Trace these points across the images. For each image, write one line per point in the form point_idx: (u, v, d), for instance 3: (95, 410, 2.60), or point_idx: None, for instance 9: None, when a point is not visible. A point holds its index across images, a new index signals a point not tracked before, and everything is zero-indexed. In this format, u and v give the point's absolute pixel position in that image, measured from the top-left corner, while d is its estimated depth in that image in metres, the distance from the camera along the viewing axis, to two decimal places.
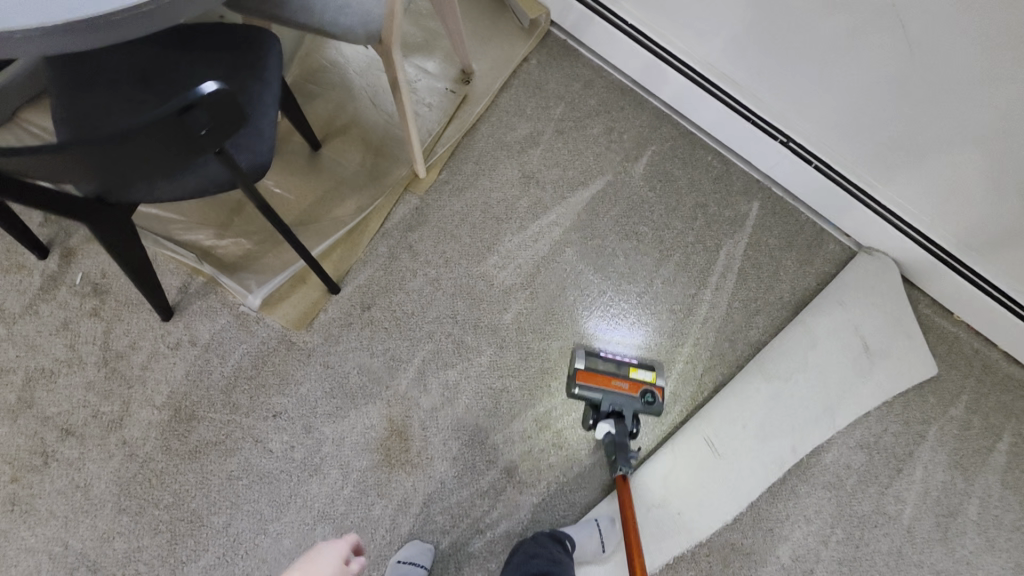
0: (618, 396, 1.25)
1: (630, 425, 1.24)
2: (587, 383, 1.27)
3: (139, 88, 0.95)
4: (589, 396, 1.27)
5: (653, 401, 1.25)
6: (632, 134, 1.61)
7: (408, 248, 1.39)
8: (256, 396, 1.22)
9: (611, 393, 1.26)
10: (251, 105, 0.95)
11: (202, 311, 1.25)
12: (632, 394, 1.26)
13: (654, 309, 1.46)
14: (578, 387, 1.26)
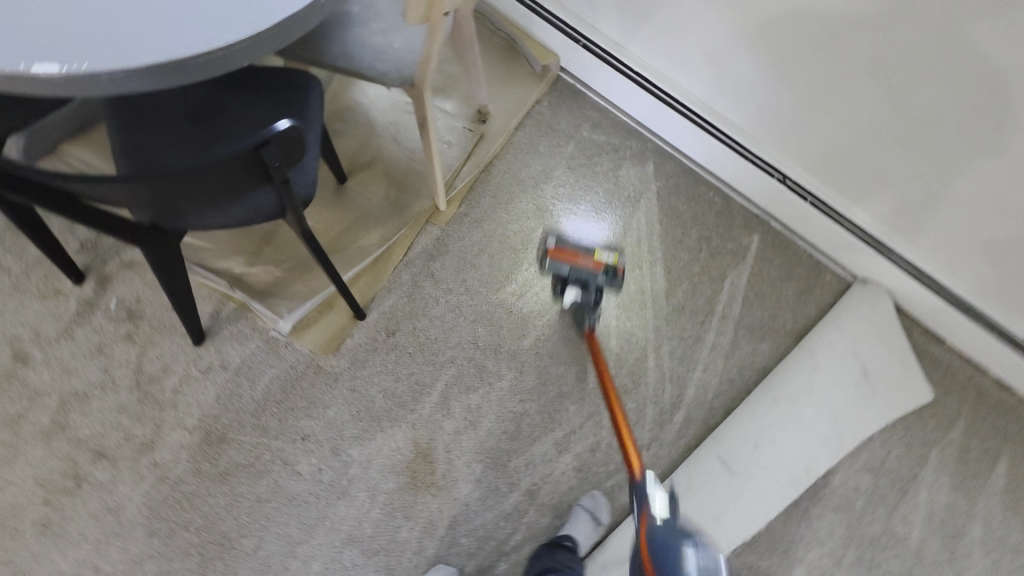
0: (582, 271, 1.28)
1: (594, 295, 1.30)
2: (555, 257, 1.29)
3: (193, 125, 1.02)
4: (556, 270, 1.29)
5: (615, 275, 1.27)
6: (637, 160, 1.72)
7: (430, 275, 1.45)
8: (285, 419, 1.24)
9: (575, 268, 1.29)
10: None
11: (232, 335, 1.29)
12: (597, 268, 1.28)
13: (665, 336, 1.52)
14: (547, 260, 1.30)
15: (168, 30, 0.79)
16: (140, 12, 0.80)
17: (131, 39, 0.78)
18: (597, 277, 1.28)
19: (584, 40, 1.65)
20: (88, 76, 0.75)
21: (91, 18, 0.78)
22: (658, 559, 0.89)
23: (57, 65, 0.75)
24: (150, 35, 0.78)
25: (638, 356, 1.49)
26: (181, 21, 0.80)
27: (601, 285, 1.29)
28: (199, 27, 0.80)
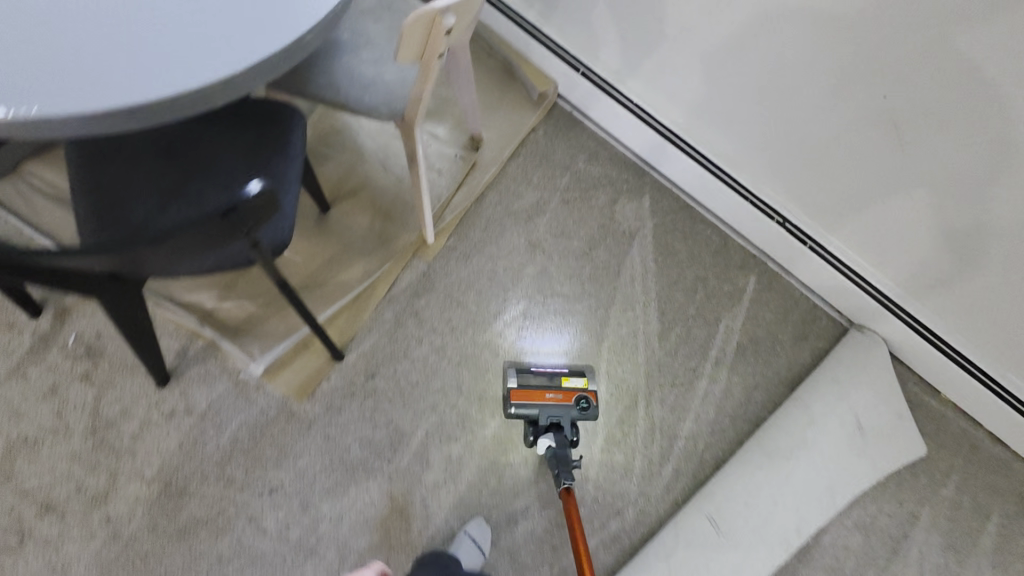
0: (554, 409, 1.24)
1: (570, 435, 1.22)
2: (522, 400, 1.24)
3: (162, 160, 0.95)
4: (527, 413, 1.24)
5: (588, 407, 1.24)
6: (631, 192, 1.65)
7: (414, 314, 1.38)
8: (253, 469, 1.17)
9: (545, 408, 1.23)
10: (276, 179, 0.95)
11: (199, 377, 1.21)
12: (567, 402, 1.24)
13: (657, 383, 1.46)
14: (513, 407, 1.24)
15: (125, 72, 0.71)
16: (98, 48, 0.72)
17: (84, 80, 0.70)
18: (569, 412, 1.23)
19: (584, 68, 1.59)
20: (34, 123, 0.68)
21: (43, 54, 0.71)
22: None
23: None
24: (105, 76, 0.71)
25: (628, 404, 1.42)
26: (144, 59, 0.72)
27: (575, 419, 1.24)
28: (163, 68, 0.72)
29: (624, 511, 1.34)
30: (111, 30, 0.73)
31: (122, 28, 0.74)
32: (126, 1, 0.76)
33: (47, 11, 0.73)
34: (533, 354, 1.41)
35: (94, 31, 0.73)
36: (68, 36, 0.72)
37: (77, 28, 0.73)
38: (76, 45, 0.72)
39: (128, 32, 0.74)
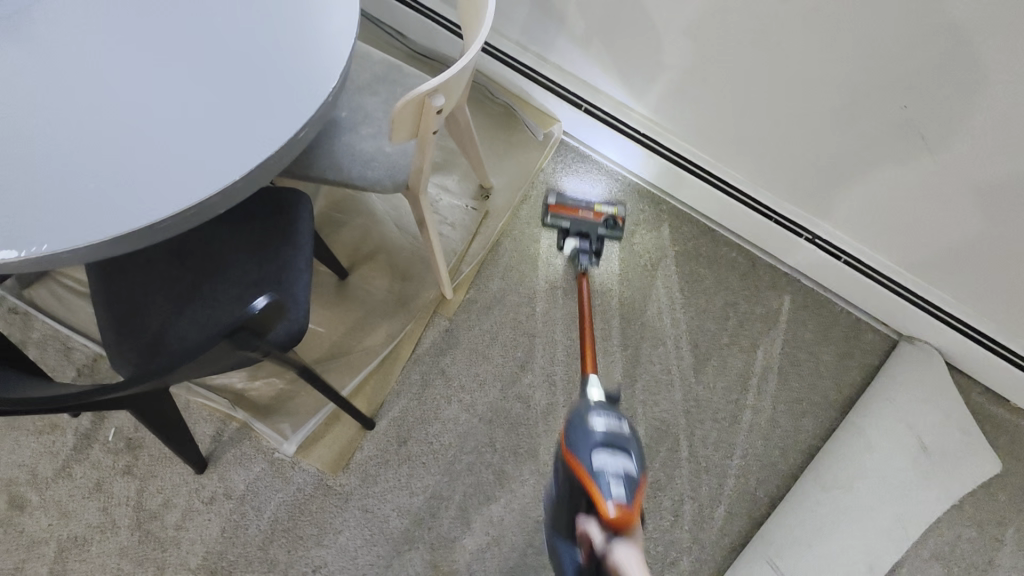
0: (584, 224, 1.42)
1: (594, 245, 1.43)
2: (558, 212, 1.42)
3: (176, 265, 0.97)
4: (559, 223, 1.42)
5: (616, 226, 1.41)
6: (649, 223, 1.62)
7: (441, 372, 1.37)
8: (295, 549, 1.17)
9: (577, 221, 1.42)
10: (286, 270, 0.97)
11: (236, 459, 1.22)
12: (597, 220, 1.42)
13: (697, 419, 1.40)
14: (550, 216, 1.42)
15: (131, 195, 0.75)
16: (99, 175, 0.76)
17: (95, 209, 0.74)
18: (597, 227, 1.41)
19: (586, 104, 1.57)
20: (52, 258, 0.72)
21: (52, 187, 0.74)
22: (571, 427, 0.96)
23: (17, 250, 0.71)
24: (113, 202, 0.74)
25: (670, 444, 1.36)
26: (147, 180, 0.76)
27: (602, 235, 1.43)
28: (165, 186, 0.76)
29: (678, 561, 1.27)
30: (113, 154, 0.77)
31: (122, 151, 0.77)
32: (123, 123, 0.79)
33: (49, 145, 0.77)
34: (568, 181, 1.65)
35: (95, 158, 0.76)
36: (73, 167, 0.75)
37: (80, 158, 0.76)
38: (79, 174, 0.75)
39: (130, 154, 0.77)
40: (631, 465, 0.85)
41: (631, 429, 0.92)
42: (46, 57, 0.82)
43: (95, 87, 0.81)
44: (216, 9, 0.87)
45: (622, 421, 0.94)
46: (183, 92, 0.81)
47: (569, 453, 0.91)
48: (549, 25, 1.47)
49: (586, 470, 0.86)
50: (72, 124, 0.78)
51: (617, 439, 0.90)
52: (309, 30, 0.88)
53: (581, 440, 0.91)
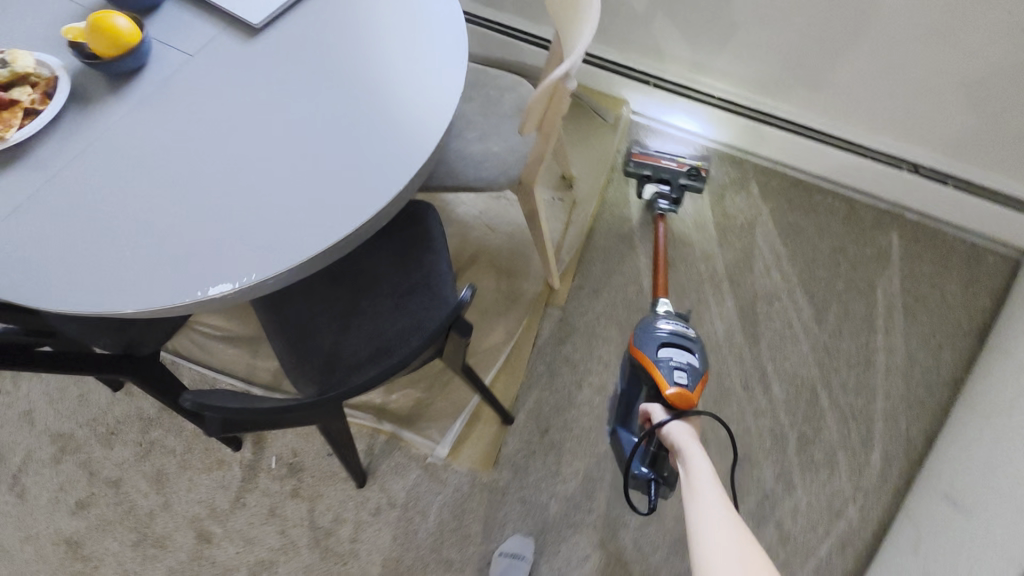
0: (667, 170, 1.49)
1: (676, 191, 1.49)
2: (641, 160, 1.51)
3: (333, 289, 1.02)
4: (641, 170, 1.50)
5: (698, 174, 1.49)
6: (735, 185, 1.61)
7: (565, 360, 1.39)
8: (466, 546, 1.20)
9: (661, 168, 1.50)
10: (433, 276, 1.01)
11: (392, 469, 1.27)
12: (680, 167, 1.50)
13: (831, 368, 1.37)
14: (633, 164, 1.50)
15: (310, 219, 0.80)
16: (276, 205, 0.81)
17: (287, 232, 0.79)
18: (680, 174, 1.49)
19: (654, 79, 1.57)
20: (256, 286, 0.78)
21: (238, 222, 0.80)
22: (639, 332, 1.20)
23: (231, 281, 0.77)
24: (295, 227, 0.80)
25: (809, 397, 1.34)
26: (320, 202, 0.81)
27: (684, 180, 1.50)
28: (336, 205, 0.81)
29: (844, 510, 1.24)
30: (282, 185, 0.82)
31: (289, 180, 0.82)
32: (282, 155, 0.84)
33: (227, 183, 0.82)
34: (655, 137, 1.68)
35: (268, 191, 0.82)
36: (254, 201, 0.81)
37: (260, 191, 0.82)
38: (257, 207, 0.81)
39: (296, 182, 0.82)
40: (695, 360, 1.12)
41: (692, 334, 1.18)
42: (200, 107, 0.88)
43: (252, 126, 0.86)
44: (338, 43, 0.94)
45: (687, 328, 1.18)
46: (330, 120, 0.87)
47: (637, 348, 1.16)
48: (609, 7, 1.47)
49: (652, 359, 1.12)
50: (243, 160, 0.84)
51: (683, 343, 1.15)
52: (425, 49, 0.94)
53: (648, 340, 1.16)
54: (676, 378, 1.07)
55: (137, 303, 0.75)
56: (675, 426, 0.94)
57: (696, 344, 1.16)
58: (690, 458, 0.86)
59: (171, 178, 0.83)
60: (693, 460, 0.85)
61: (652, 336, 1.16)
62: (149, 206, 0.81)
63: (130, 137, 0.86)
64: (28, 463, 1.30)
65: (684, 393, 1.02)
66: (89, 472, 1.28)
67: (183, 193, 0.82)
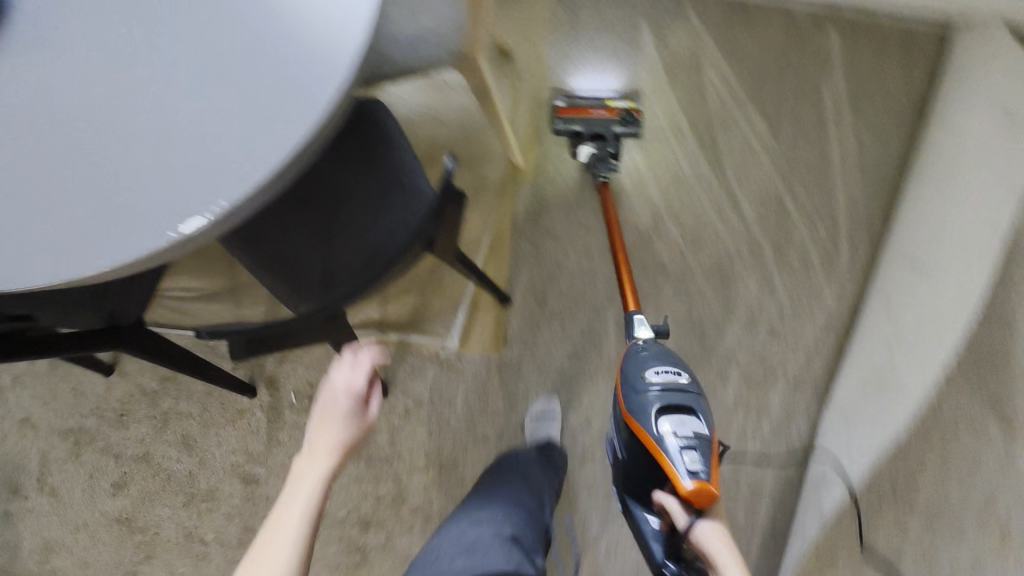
0: (598, 122, 1.34)
1: (612, 145, 1.33)
2: (569, 116, 1.34)
3: (304, 210, 0.98)
4: (571, 128, 1.34)
5: (631, 117, 1.34)
6: (673, 14, 1.53)
7: (546, 232, 1.40)
8: (498, 420, 1.28)
9: (592, 121, 1.34)
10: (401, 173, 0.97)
11: (410, 373, 1.31)
12: (611, 117, 1.35)
13: (792, 177, 1.43)
14: (560, 121, 1.34)
15: (256, 130, 0.66)
16: (213, 123, 0.67)
17: (246, 142, 0.66)
18: (612, 123, 1.34)
19: None
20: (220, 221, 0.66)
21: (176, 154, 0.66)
22: (626, 386, 1.05)
23: (202, 213, 0.65)
24: (243, 143, 0.66)
25: (778, 209, 1.41)
26: (261, 108, 0.66)
27: (618, 131, 1.34)
28: (282, 107, 0.66)
29: (824, 299, 1.36)
30: (214, 98, 0.67)
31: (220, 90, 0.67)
32: (204, 61, 0.68)
33: (158, 102, 0.68)
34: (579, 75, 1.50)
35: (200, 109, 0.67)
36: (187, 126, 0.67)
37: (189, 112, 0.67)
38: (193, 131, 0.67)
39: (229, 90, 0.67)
40: (702, 425, 0.97)
41: (689, 383, 1.02)
42: (88, 15, 0.70)
43: (155, 30, 0.69)
44: None
45: (681, 375, 1.02)
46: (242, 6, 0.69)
47: (633, 418, 1.01)
48: None
49: (652, 435, 0.96)
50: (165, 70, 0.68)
51: (683, 402, 0.99)
52: None
53: (638, 400, 1.01)
54: (688, 462, 0.89)
55: (102, 262, 0.64)
56: (702, 526, 0.83)
57: (693, 386, 1.02)
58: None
59: (88, 112, 0.68)
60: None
61: (643, 395, 1.01)
62: (75, 149, 0.67)
63: (18, 71, 0.69)
64: (49, 464, 1.28)
65: (704, 485, 0.85)
66: (114, 456, 1.28)
67: (106, 132, 0.68)
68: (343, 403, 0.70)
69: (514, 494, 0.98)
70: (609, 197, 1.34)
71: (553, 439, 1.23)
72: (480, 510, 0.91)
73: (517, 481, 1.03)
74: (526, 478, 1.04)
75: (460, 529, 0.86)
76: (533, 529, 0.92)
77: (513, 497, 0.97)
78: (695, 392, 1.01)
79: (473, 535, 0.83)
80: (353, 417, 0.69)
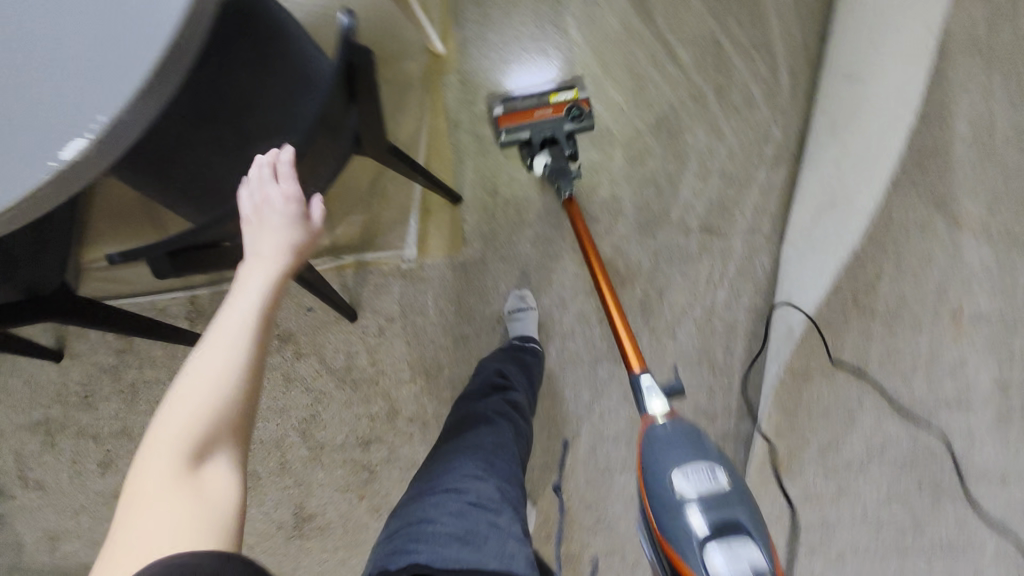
0: (545, 125, 1.24)
1: (565, 145, 1.23)
2: (512, 124, 1.24)
3: (208, 128, 0.86)
4: (517, 136, 1.24)
5: (580, 114, 1.24)
6: None
7: (483, 119, 1.33)
8: (473, 318, 1.28)
9: (536, 125, 1.24)
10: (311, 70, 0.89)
11: (375, 291, 1.28)
12: (557, 115, 1.24)
13: (723, 12, 1.36)
14: (504, 132, 1.24)
15: (123, 40, 0.62)
16: (76, 44, 0.62)
17: (114, 55, 0.62)
18: (561, 123, 1.24)
19: None
20: (105, 143, 0.61)
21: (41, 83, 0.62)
22: (649, 481, 0.84)
23: (80, 135, 0.61)
24: (112, 56, 0.62)
25: (713, 49, 1.36)
26: (123, 17, 0.62)
27: (569, 129, 1.25)
28: (145, 10, 0.62)
29: (770, 133, 1.33)
30: (70, 19, 0.63)
31: (76, 8, 0.63)
32: None
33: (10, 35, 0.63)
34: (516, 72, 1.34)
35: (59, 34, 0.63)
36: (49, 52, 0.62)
37: (48, 38, 0.63)
38: (57, 57, 0.62)
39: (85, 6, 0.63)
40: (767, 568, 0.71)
41: (727, 482, 0.79)
42: None
43: None
44: None
45: (715, 474, 0.79)
46: None
47: (665, 539, 0.79)
48: None
49: (691, 567, 0.75)
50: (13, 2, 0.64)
51: (725, 512, 0.76)
52: None
53: (665, 509, 0.80)
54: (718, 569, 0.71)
55: None
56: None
57: (733, 479, 0.80)
58: None
59: None
60: None
61: (669, 502, 0.79)
62: None
63: None
64: (28, 460, 1.24)
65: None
66: (92, 437, 1.24)
67: None
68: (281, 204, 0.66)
69: (489, 456, 0.85)
70: (577, 213, 1.19)
71: (530, 337, 1.22)
72: (460, 479, 0.80)
73: (482, 435, 0.89)
74: (496, 430, 0.92)
75: (441, 503, 0.76)
76: (511, 488, 0.83)
77: (486, 459, 0.84)
78: (736, 487, 0.79)
79: (460, 512, 0.74)
80: (297, 221, 0.67)
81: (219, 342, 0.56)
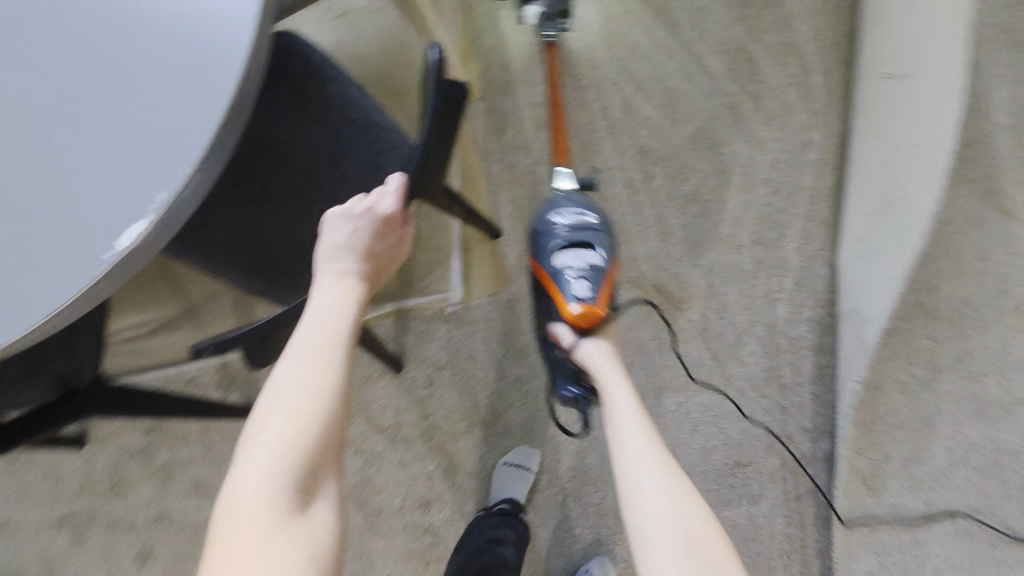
0: None
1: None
2: None
3: (249, 186, 0.81)
4: None
5: None
6: None
7: (517, 147, 1.27)
8: (527, 358, 1.20)
9: None
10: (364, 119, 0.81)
11: (421, 339, 1.20)
12: None
13: (751, 20, 1.33)
14: None
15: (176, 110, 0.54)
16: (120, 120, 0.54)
17: (166, 126, 0.54)
18: None
19: None
20: (169, 223, 0.53)
21: (88, 167, 0.54)
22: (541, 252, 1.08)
23: (138, 221, 0.52)
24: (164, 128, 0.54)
25: (743, 56, 1.32)
26: (173, 85, 0.55)
27: None
28: (197, 75, 0.55)
29: (811, 138, 1.29)
30: (112, 93, 0.55)
31: (117, 82, 0.55)
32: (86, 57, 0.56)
33: (38, 112, 0.55)
34: None
35: (101, 111, 0.55)
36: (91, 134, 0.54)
37: (87, 117, 0.55)
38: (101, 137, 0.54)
39: (128, 78, 0.55)
40: (596, 255, 1.01)
41: (597, 221, 1.05)
42: None
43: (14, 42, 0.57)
44: None
45: (587, 216, 1.07)
46: None
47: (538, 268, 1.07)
48: None
49: (551, 274, 1.02)
50: (38, 75, 0.56)
51: (580, 239, 1.03)
52: None
53: (545, 247, 1.06)
54: (576, 288, 0.98)
55: (38, 313, 0.51)
56: (587, 347, 0.93)
57: (599, 220, 1.07)
58: (604, 384, 0.88)
59: None
60: (608, 379, 0.88)
61: (551, 242, 1.06)
62: None
63: None
64: (55, 562, 1.13)
65: (589, 309, 0.93)
66: (126, 527, 1.13)
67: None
68: (377, 210, 0.66)
69: None
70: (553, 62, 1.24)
71: (517, 499, 1.12)
72: None
73: None
74: None
75: None
76: None
77: None
78: (600, 227, 1.06)
79: None
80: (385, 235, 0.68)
81: (305, 364, 0.58)
